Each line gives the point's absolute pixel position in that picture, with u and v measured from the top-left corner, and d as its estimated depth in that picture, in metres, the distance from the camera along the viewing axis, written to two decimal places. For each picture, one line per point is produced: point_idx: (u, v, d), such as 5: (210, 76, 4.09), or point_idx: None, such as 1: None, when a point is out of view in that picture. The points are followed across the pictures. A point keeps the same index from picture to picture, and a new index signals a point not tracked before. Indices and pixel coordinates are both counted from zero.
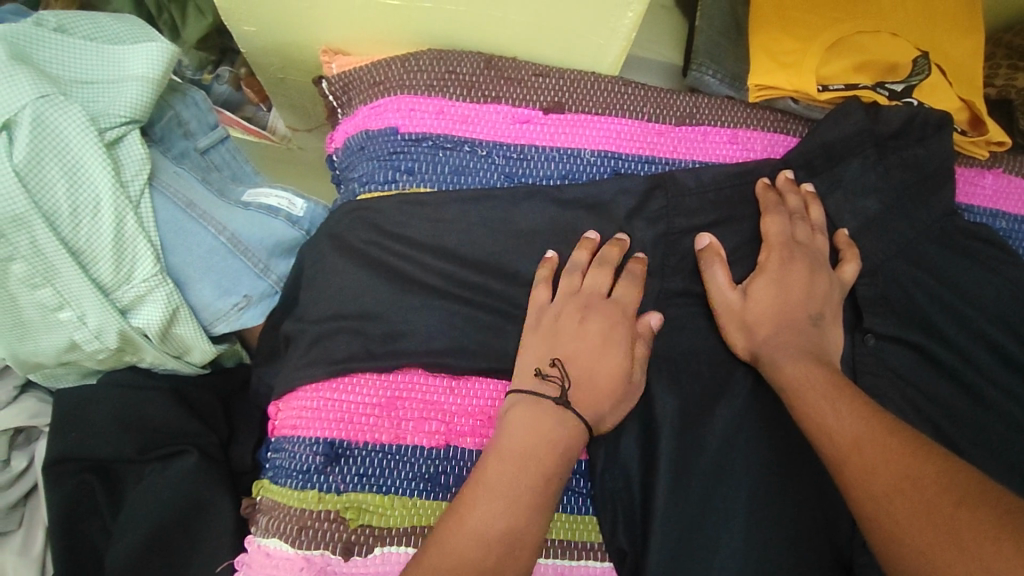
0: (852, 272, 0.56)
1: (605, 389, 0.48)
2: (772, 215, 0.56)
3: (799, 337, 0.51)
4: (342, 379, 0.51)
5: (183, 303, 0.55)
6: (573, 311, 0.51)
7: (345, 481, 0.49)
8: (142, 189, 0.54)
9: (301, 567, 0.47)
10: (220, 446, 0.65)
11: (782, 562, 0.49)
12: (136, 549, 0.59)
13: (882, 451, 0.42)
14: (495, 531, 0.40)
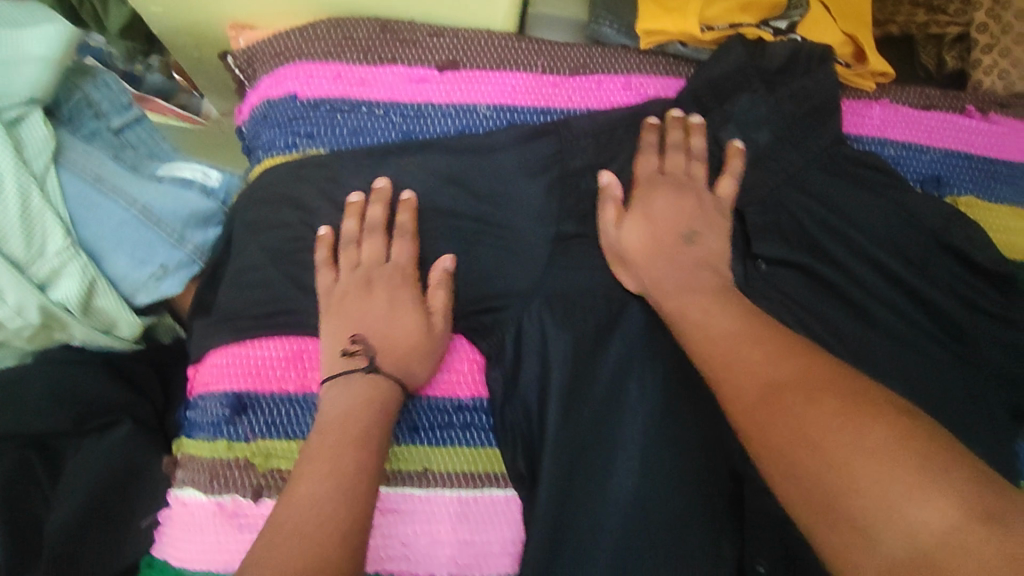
0: (732, 188, 0.58)
1: (407, 348, 0.52)
2: (644, 156, 0.58)
3: (672, 259, 0.53)
4: (250, 339, 0.54)
5: (99, 276, 0.58)
6: (382, 289, 0.54)
7: (253, 429, 0.52)
8: (47, 168, 0.57)
9: (214, 511, 0.51)
10: (156, 413, 0.72)
11: (671, 475, 0.53)
12: (75, 512, 0.63)
13: (785, 394, 0.41)
14: (336, 484, 0.42)
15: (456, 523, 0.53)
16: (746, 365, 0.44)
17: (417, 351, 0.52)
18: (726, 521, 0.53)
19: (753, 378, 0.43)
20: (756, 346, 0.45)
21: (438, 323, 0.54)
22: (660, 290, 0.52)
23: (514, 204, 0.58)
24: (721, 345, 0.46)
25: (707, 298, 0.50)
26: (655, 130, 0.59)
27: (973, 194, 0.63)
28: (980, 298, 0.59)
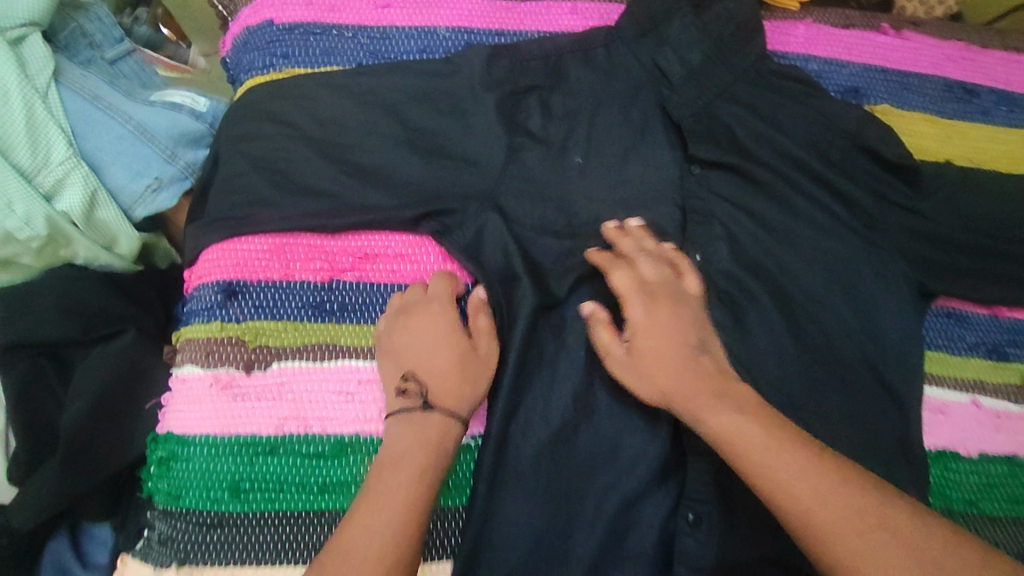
0: (698, 287, 0.59)
1: (457, 375, 0.54)
2: (618, 271, 0.59)
3: (675, 343, 0.54)
4: (235, 238, 0.60)
5: (100, 187, 0.66)
6: (429, 327, 0.56)
7: (243, 311, 0.59)
8: (47, 82, 0.65)
9: (211, 382, 0.58)
10: (157, 327, 0.79)
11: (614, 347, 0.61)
12: (86, 409, 0.71)
13: (815, 489, 0.45)
14: (401, 523, 0.46)
15: None
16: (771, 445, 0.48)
17: (463, 373, 0.54)
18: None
19: (744, 414, 0.50)
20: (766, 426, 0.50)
21: (482, 345, 0.56)
22: (687, 406, 0.52)
23: (470, 122, 0.63)
24: (740, 431, 0.49)
25: (722, 409, 0.51)
26: (603, 255, 0.60)
27: (888, 103, 0.69)
28: (891, 192, 0.65)
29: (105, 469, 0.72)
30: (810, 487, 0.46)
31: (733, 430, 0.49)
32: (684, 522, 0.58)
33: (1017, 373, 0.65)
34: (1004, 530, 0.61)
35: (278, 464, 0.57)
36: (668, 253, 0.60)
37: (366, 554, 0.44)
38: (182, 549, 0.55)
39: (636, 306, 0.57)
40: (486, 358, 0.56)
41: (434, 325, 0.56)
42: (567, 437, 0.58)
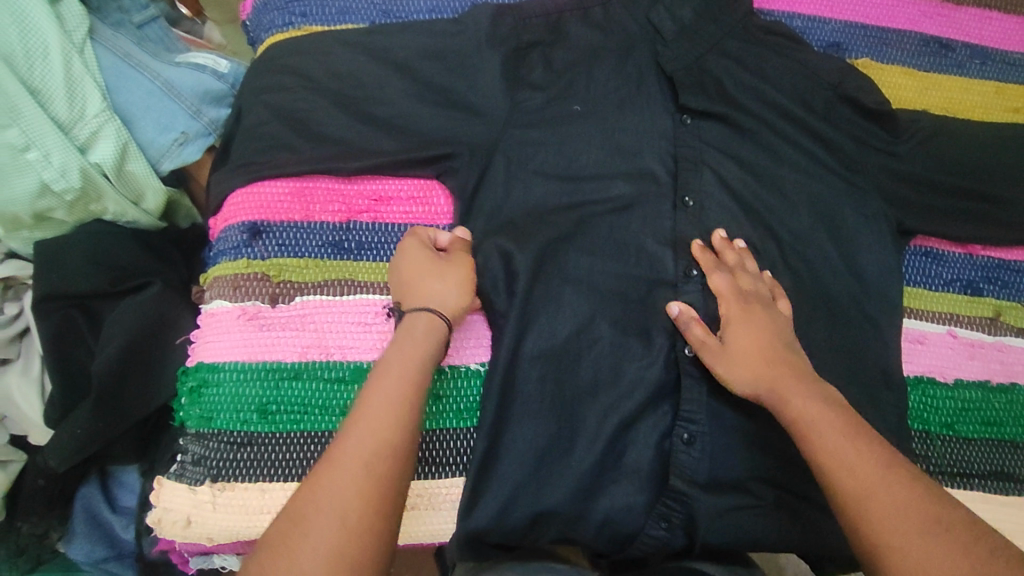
0: (788, 308, 0.63)
1: (425, 280, 0.59)
2: (716, 273, 0.63)
3: (771, 344, 0.59)
4: (258, 182, 0.65)
5: (131, 140, 0.72)
6: (400, 253, 0.62)
7: (268, 249, 0.64)
8: (84, 39, 0.71)
9: (238, 314, 0.62)
10: (180, 280, 0.82)
11: (611, 282, 0.66)
12: (115, 354, 0.74)
13: (880, 483, 0.48)
14: (388, 421, 0.49)
15: None
16: (865, 451, 0.50)
17: (432, 272, 0.59)
18: (660, 317, 0.65)
19: (812, 403, 0.54)
20: (851, 430, 0.52)
21: (453, 254, 0.61)
22: (778, 388, 0.56)
23: (475, 75, 0.67)
24: (820, 419, 0.53)
25: (804, 393, 0.55)
26: (707, 252, 0.65)
27: (868, 57, 0.74)
28: (872, 137, 0.69)
29: (134, 412, 0.77)
30: (885, 492, 0.48)
31: (820, 421, 0.53)
32: (679, 442, 0.62)
33: (992, 307, 0.70)
34: (977, 450, 0.66)
35: (302, 388, 0.61)
36: (765, 279, 0.65)
37: (355, 452, 0.47)
38: (214, 466, 0.59)
39: (727, 302, 0.62)
40: (458, 265, 0.61)
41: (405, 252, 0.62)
42: (568, 364, 0.63)
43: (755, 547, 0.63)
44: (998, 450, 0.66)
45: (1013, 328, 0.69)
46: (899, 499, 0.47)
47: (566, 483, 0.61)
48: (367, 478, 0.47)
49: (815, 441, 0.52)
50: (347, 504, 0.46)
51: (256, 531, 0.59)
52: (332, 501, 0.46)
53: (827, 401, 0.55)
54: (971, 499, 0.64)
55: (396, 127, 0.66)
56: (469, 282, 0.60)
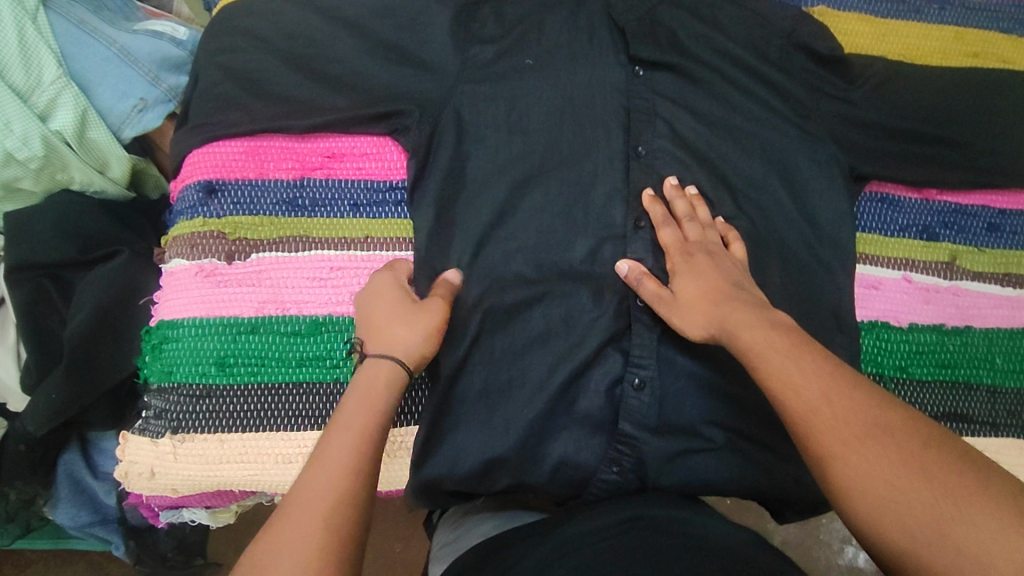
0: (742, 250, 0.64)
1: (393, 326, 0.56)
2: (665, 226, 0.64)
3: (717, 284, 0.59)
4: (213, 143, 0.66)
5: (89, 107, 0.73)
6: (373, 291, 0.60)
7: (223, 207, 0.65)
8: (37, 5, 0.72)
9: (195, 272, 0.63)
10: (149, 249, 0.84)
11: (564, 234, 0.66)
12: (87, 321, 0.76)
13: (829, 398, 0.48)
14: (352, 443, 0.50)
15: None
16: (809, 370, 0.50)
17: (400, 317, 0.56)
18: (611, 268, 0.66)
19: (757, 329, 0.53)
20: (794, 351, 0.51)
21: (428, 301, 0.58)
22: (726, 324, 0.55)
23: (424, 31, 0.67)
24: (767, 342, 0.52)
25: (755, 322, 0.54)
26: (657, 202, 0.66)
27: (823, 4, 0.74)
28: (825, 84, 0.69)
29: (109, 377, 0.78)
30: (830, 408, 0.47)
31: (762, 346, 0.52)
32: (630, 387, 0.63)
33: (948, 252, 0.69)
34: (930, 392, 0.66)
35: (258, 342, 0.62)
36: (717, 226, 0.65)
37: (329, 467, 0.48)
38: (174, 419, 0.60)
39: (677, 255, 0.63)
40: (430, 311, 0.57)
41: (381, 290, 0.59)
42: (521, 316, 0.64)
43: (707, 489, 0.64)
44: (953, 392, 0.66)
45: (969, 273, 0.69)
46: (845, 410, 0.47)
47: (519, 429, 0.63)
48: (335, 499, 0.47)
49: (760, 369, 0.51)
50: (309, 525, 0.45)
51: (217, 480, 0.60)
52: (294, 524, 0.45)
53: (774, 325, 0.54)
54: None
55: (345, 85, 0.66)
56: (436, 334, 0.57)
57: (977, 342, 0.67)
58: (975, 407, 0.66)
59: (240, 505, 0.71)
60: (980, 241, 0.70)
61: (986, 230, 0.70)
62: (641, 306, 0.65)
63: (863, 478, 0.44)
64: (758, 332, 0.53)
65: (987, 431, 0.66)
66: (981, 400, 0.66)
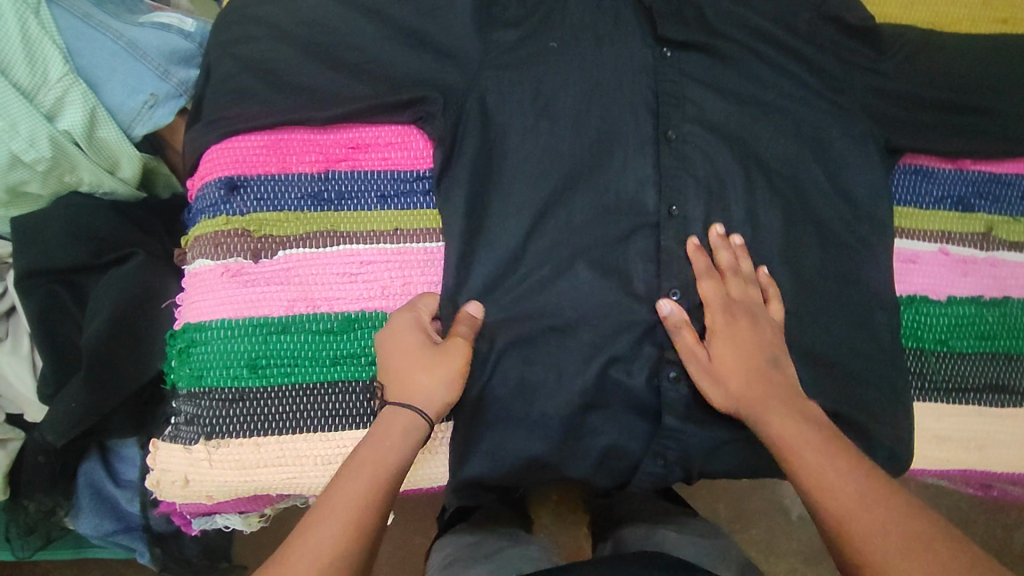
0: (780, 310, 0.62)
1: (416, 376, 0.55)
2: (706, 278, 0.63)
3: (755, 360, 0.59)
4: (232, 138, 0.64)
5: (99, 105, 0.71)
6: (394, 332, 0.57)
7: (246, 204, 0.62)
8: None
9: (221, 272, 0.61)
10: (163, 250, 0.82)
11: (596, 221, 0.65)
12: (104, 327, 0.73)
13: (854, 495, 0.49)
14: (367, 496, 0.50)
15: (424, 269, 0.63)
16: (839, 464, 0.52)
17: (424, 365, 0.55)
18: (644, 256, 0.65)
19: (788, 416, 0.55)
20: (823, 442, 0.53)
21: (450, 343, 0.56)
22: (759, 407, 0.56)
23: (445, 16, 0.64)
24: (796, 432, 0.54)
25: (786, 411, 0.56)
26: (701, 251, 0.64)
27: None
28: (857, 57, 0.67)
29: (129, 384, 0.76)
30: (855, 504, 0.49)
31: (792, 434, 0.54)
32: (669, 377, 0.62)
33: (983, 222, 0.68)
34: (972, 364, 0.65)
35: (290, 341, 0.60)
36: (760, 279, 0.64)
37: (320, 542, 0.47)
38: (206, 424, 0.59)
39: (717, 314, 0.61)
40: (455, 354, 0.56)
41: (401, 331, 0.57)
42: (558, 308, 0.63)
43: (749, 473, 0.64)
44: (994, 363, 0.66)
45: (1005, 242, 0.68)
46: (870, 507, 0.49)
47: (559, 421, 0.62)
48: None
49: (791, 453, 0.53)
50: None
51: (254, 486, 0.59)
52: None
53: (809, 421, 0.55)
54: (964, 412, 0.65)
55: (366, 74, 0.64)
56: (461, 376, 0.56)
57: (1016, 312, 0.67)
58: (1019, 378, 0.65)
59: (273, 509, 0.69)
60: (1015, 210, 0.69)
61: (1022, 198, 0.69)
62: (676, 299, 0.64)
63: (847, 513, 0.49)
64: (794, 426, 0.55)
65: None
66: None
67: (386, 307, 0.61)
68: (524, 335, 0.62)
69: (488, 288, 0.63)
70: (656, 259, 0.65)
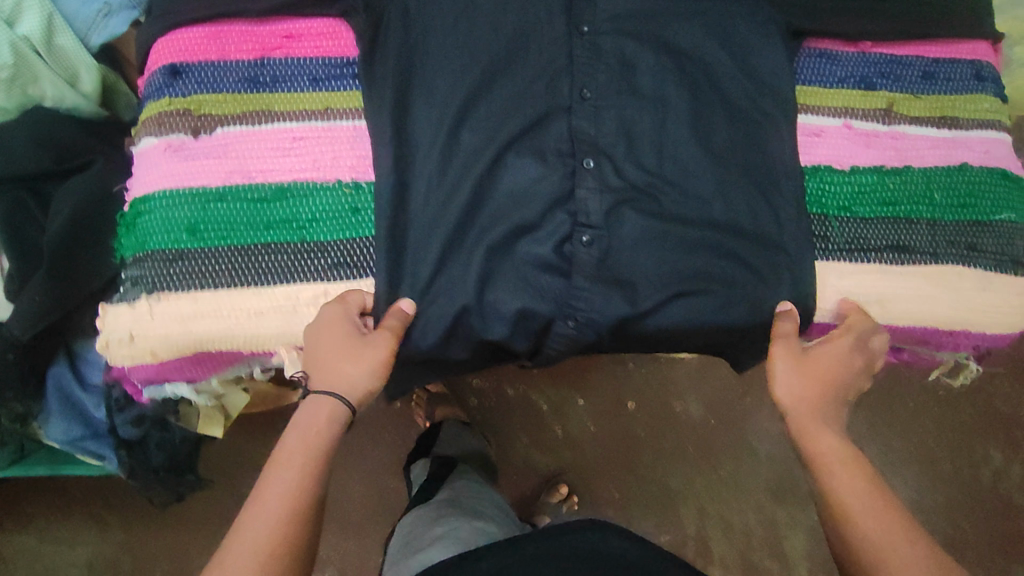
0: (883, 343, 0.67)
1: (341, 370, 0.61)
2: (859, 317, 0.67)
3: (837, 386, 0.66)
4: (175, 30, 0.68)
5: (55, 13, 0.79)
6: (323, 321, 0.62)
7: (187, 87, 0.67)
8: None
9: (164, 148, 0.66)
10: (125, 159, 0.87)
11: (514, 108, 0.68)
12: (66, 224, 0.79)
13: (876, 517, 0.58)
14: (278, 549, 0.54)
15: (352, 144, 0.67)
16: (866, 485, 0.60)
17: (347, 356, 0.61)
18: (558, 138, 0.68)
19: (833, 438, 0.63)
20: (852, 465, 0.61)
21: (373, 336, 0.62)
22: (808, 418, 0.64)
23: None
24: (832, 451, 0.62)
25: (830, 431, 0.63)
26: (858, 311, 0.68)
27: None
28: None
29: (89, 288, 0.81)
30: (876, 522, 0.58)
31: (833, 455, 0.62)
32: (579, 244, 0.66)
33: (885, 99, 0.72)
34: (874, 225, 0.69)
35: (227, 208, 0.64)
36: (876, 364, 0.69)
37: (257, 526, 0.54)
38: (149, 282, 0.63)
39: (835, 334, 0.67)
40: (376, 349, 0.62)
41: (326, 322, 0.61)
42: (476, 185, 0.66)
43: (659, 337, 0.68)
44: (898, 225, 0.69)
45: (906, 117, 0.72)
46: (890, 530, 0.57)
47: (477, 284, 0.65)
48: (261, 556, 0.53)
49: (828, 472, 0.61)
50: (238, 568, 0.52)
51: (192, 338, 0.64)
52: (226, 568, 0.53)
53: (844, 441, 0.63)
54: (866, 270, 0.69)
55: None
56: (383, 367, 0.62)
57: (917, 180, 0.71)
58: (917, 238, 0.69)
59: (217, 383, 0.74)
60: (916, 89, 0.73)
61: (921, 77, 0.73)
62: (588, 167, 0.68)
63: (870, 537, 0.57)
64: (836, 444, 0.63)
65: (929, 261, 0.69)
66: (922, 233, 0.70)
67: (315, 177, 0.66)
68: (440, 208, 0.65)
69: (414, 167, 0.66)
70: (569, 139, 0.68)
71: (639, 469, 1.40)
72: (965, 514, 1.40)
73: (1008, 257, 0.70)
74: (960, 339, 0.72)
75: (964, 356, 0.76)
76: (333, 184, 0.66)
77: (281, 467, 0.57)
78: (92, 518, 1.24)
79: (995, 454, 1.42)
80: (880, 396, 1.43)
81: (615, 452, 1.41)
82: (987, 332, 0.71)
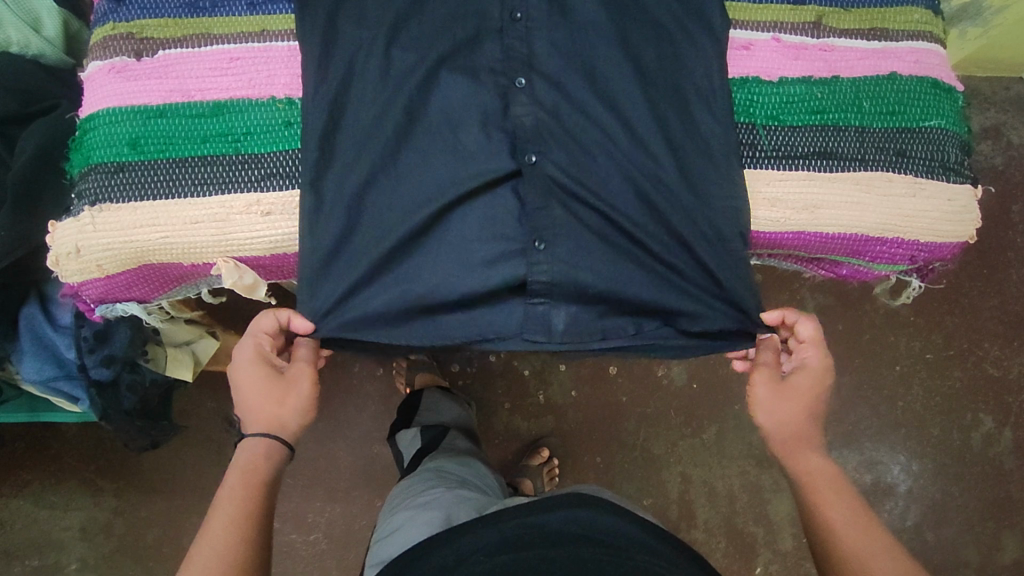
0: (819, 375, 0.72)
1: (270, 411, 0.67)
2: (804, 345, 0.72)
3: (811, 407, 0.70)
4: None
5: None
6: (246, 364, 0.68)
7: (130, 12, 0.70)
8: None
9: (108, 70, 0.69)
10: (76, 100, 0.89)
11: (441, 26, 0.68)
12: (31, 159, 0.78)
13: (850, 520, 0.61)
14: (223, 568, 0.57)
15: (287, 63, 0.69)
16: (843, 494, 0.64)
17: (273, 395, 0.67)
18: (493, 59, 0.68)
19: (814, 458, 0.67)
20: (831, 479, 0.65)
21: (294, 373, 0.69)
22: (800, 437, 0.68)
23: None
24: (822, 465, 0.66)
25: (814, 451, 0.68)
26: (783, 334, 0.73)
27: None
28: None
29: (44, 225, 0.81)
30: (853, 527, 0.61)
31: (818, 469, 0.66)
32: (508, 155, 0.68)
33: (815, 13, 0.73)
34: (802, 134, 0.71)
35: (167, 124, 0.68)
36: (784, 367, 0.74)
37: (208, 553, 0.57)
38: (93, 194, 0.67)
39: (812, 350, 0.72)
40: (301, 380, 0.68)
41: (250, 364, 0.68)
42: (407, 102, 0.67)
43: (593, 254, 0.68)
44: (823, 133, 0.71)
45: (836, 30, 0.73)
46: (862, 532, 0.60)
47: (411, 199, 0.67)
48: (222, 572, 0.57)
49: (810, 487, 0.65)
50: None
51: (133, 246, 0.68)
52: None
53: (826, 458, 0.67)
54: (794, 178, 0.70)
55: None
56: (310, 396, 0.69)
57: (844, 89, 0.72)
58: (845, 145, 0.71)
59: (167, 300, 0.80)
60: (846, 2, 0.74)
61: None
62: (520, 86, 0.67)
63: (841, 543, 0.60)
64: (825, 459, 0.67)
65: (858, 166, 0.70)
66: (850, 140, 0.71)
67: (250, 95, 0.69)
68: (370, 123, 0.67)
69: (344, 85, 0.68)
70: (504, 59, 0.68)
71: (622, 437, 1.30)
72: (956, 479, 1.29)
73: (937, 163, 0.71)
74: (894, 249, 0.73)
75: (904, 268, 0.77)
76: (268, 101, 0.69)
77: (223, 501, 0.61)
78: (83, 483, 1.24)
79: (987, 419, 1.29)
80: (877, 352, 1.29)
81: (596, 419, 1.30)
82: (920, 240, 0.73)
